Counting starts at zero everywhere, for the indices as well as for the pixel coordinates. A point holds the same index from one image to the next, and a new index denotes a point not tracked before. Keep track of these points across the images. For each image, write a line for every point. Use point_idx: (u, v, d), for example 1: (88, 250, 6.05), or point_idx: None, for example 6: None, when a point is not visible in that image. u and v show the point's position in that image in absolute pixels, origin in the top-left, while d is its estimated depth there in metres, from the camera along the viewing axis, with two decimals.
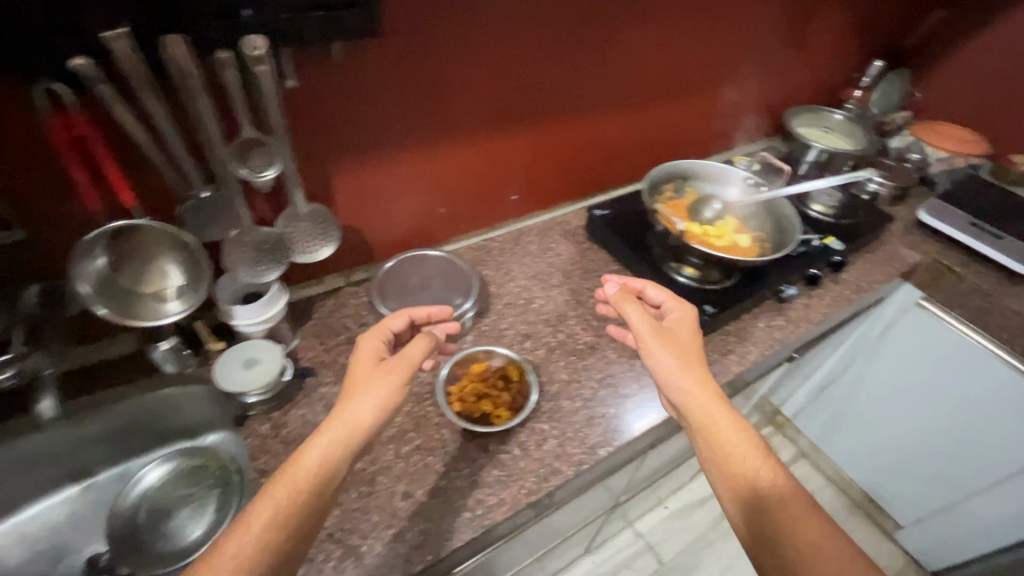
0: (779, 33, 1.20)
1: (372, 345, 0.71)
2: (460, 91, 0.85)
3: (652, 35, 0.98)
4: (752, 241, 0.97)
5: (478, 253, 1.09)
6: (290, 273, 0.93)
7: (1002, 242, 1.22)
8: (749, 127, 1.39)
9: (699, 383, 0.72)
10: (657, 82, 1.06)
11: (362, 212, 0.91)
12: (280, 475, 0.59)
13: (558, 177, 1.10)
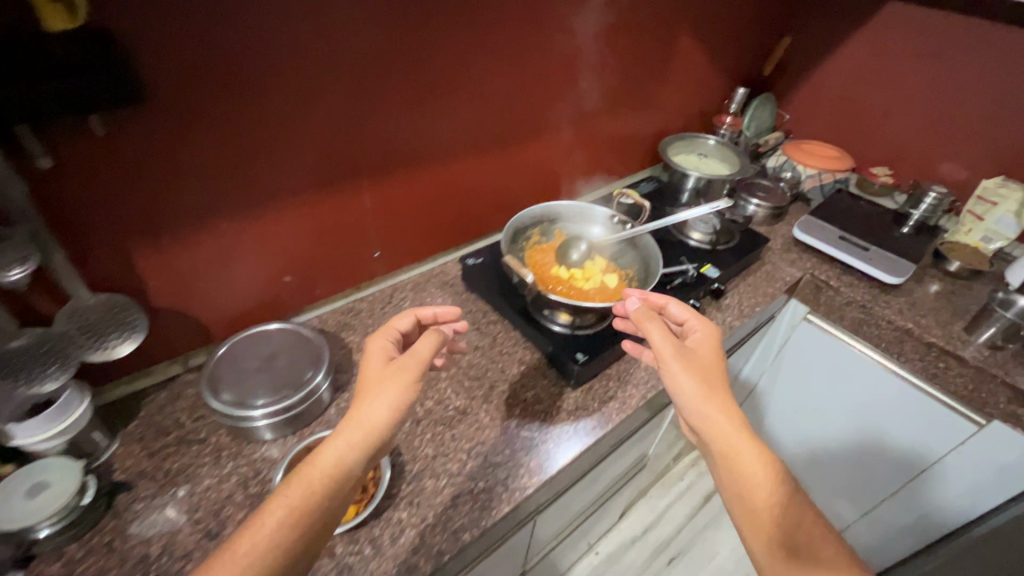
0: (640, 65, 1.21)
1: (379, 348, 0.74)
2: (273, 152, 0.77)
3: (481, 82, 0.94)
4: (621, 281, 0.95)
5: (344, 319, 1.01)
6: (106, 374, 0.80)
7: (879, 256, 1.26)
8: (632, 155, 1.41)
9: (718, 398, 0.72)
10: (507, 124, 1.04)
11: (202, 295, 0.82)
12: (302, 477, 0.61)
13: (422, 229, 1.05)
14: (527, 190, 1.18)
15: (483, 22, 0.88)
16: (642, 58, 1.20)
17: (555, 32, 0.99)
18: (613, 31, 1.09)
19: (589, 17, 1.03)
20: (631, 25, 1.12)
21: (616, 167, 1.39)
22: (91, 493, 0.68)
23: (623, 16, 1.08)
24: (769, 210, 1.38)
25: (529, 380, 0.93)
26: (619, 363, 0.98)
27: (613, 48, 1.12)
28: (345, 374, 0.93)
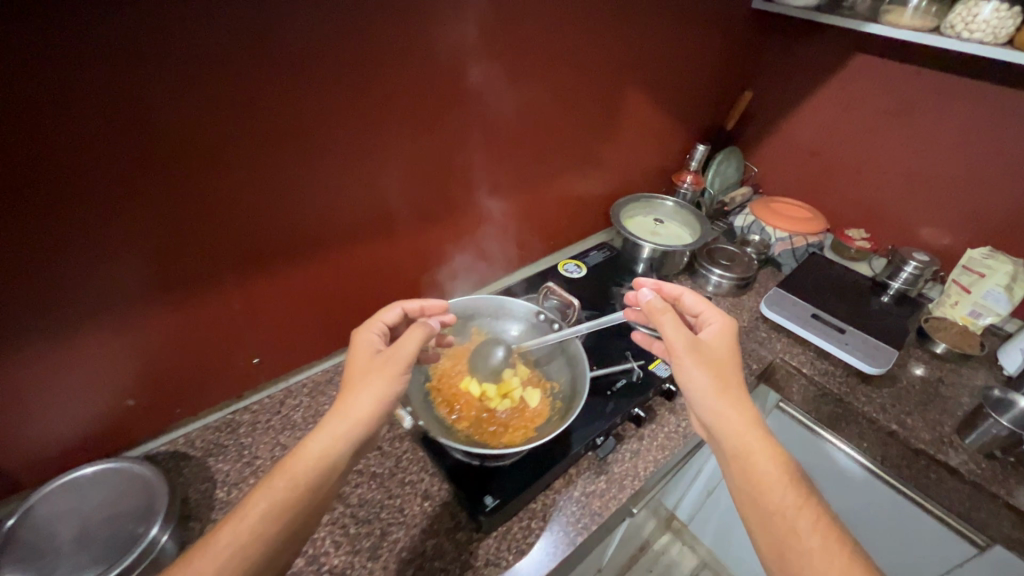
0: (577, 129, 1.09)
1: (366, 341, 0.68)
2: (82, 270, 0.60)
3: (374, 163, 0.80)
4: (544, 399, 0.78)
5: (213, 438, 0.84)
6: None
7: (855, 339, 1.11)
8: (578, 219, 1.27)
9: (731, 389, 0.68)
10: (415, 202, 0.90)
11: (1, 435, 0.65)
12: (288, 465, 0.57)
13: (314, 322, 0.90)
14: (445, 267, 1.05)
15: (372, 100, 0.74)
16: (578, 122, 1.08)
17: (465, 104, 0.86)
18: (539, 98, 0.97)
19: (509, 85, 0.91)
20: (561, 89, 0.99)
21: (561, 233, 1.25)
22: None
23: (550, 80, 0.96)
24: (734, 280, 1.25)
25: (432, 524, 0.76)
26: (546, 495, 0.81)
27: (540, 115, 1.00)
28: (200, 522, 0.74)
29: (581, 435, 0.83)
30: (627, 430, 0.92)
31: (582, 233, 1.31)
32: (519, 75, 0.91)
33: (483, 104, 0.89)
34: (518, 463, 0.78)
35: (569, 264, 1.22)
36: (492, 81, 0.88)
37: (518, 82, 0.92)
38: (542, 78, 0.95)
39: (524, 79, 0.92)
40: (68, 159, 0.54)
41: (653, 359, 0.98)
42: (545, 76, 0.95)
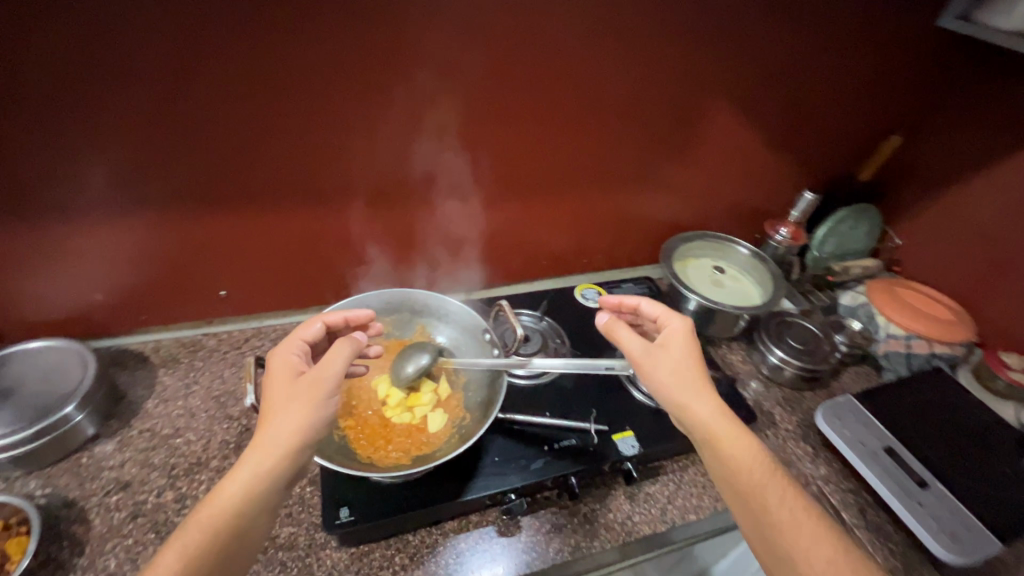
0: (622, 137, 0.91)
1: (282, 362, 0.58)
2: (45, 169, 0.66)
3: (347, 128, 0.75)
4: (447, 426, 0.68)
5: (173, 352, 0.89)
6: None
7: (936, 497, 0.79)
8: (618, 241, 1.09)
9: (692, 384, 0.61)
10: (399, 178, 0.83)
11: None
12: (200, 515, 0.48)
13: (284, 271, 0.90)
14: (438, 253, 0.97)
15: (341, 59, 0.69)
16: (625, 130, 0.90)
17: (464, 82, 0.76)
18: (568, 92, 0.82)
19: (526, 70, 0.78)
20: (601, 86, 0.83)
21: (592, 252, 1.09)
22: None
23: (586, 73, 0.81)
24: (797, 370, 0.96)
25: (297, 512, 0.71)
26: (429, 532, 0.71)
27: (570, 113, 0.85)
28: (118, 423, 0.79)
29: (487, 482, 0.70)
30: (559, 497, 0.76)
31: (622, 258, 1.13)
32: (542, 59, 0.77)
33: (489, 87, 0.78)
34: (399, 485, 0.69)
35: (591, 289, 1.07)
36: (502, 61, 0.75)
37: (539, 67, 0.78)
38: (573, 68, 0.80)
39: (548, 66, 0.78)
40: (54, 58, 0.59)
41: (624, 428, 0.79)
42: (578, 68, 0.80)
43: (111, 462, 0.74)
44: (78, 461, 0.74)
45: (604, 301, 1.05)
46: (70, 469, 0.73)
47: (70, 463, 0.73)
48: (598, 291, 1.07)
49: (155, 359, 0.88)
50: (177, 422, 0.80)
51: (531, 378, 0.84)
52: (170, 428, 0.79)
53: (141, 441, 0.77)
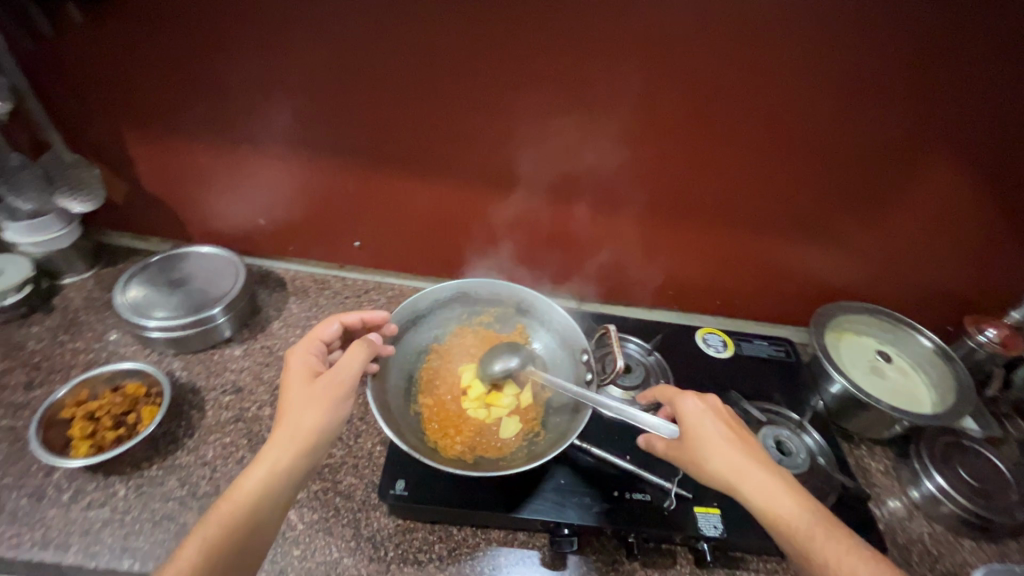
0: (795, 178, 0.78)
1: (298, 361, 0.58)
2: (247, 103, 0.77)
3: (495, 112, 0.75)
4: (518, 436, 0.65)
5: (306, 283, 0.99)
6: (109, 223, 0.94)
7: None
8: (762, 291, 0.96)
9: (732, 458, 0.53)
10: (536, 169, 0.82)
11: (183, 198, 0.89)
12: (220, 511, 0.48)
13: (413, 234, 0.94)
14: (558, 253, 0.94)
15: (514, 44, 0.68)
16: (801, 170, 0.77)
17: (625, 85, 0.70)
18: (741, 116, 0.72)
19: (697, 83, 0.69)
20: (784, 115, 0.71)
21: (727, 295, 0.97)
22: (19, 296, 0.83)
23: (768, 98, 0.70)
24: (960, 512, 0.76)
25: (363, 465, 0.74)
26: (474, 533, 0.69)
27: (737, 139, 0.74)
28: (248, 333, 0.89)
29: (543, 509, 0.66)
30: (616, 549, 0.69)
31: (762, 310, 0.99)
32: (719, 74, 0.68)
33: (651, 95, 0.71)
34: (456, 478, 0.67)
35: (715, 335, 0.94)
36: (672, 68, 0.68)
37: (713, 83, 0.69)
38: (753, 90, 0.69)
39: (725, 83, 0.69)
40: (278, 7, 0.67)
41: (712, 502, 0.69)
42: (760, 91, 0.69)
43: (234, 364, 0.84)
44: (212, 355, 0.85)
45: (727, 352, 0.92)
46: (204, 360, 0.84)
47: (206, 354, 0.85)
48: (723, 339, 0.94)
49: (291, 286, 0.97)
50: (292, 347, 0.88)
51: (620, 413, 0.77)
52: (284, 350, 0.87)
53: (261, 355, 0.86)
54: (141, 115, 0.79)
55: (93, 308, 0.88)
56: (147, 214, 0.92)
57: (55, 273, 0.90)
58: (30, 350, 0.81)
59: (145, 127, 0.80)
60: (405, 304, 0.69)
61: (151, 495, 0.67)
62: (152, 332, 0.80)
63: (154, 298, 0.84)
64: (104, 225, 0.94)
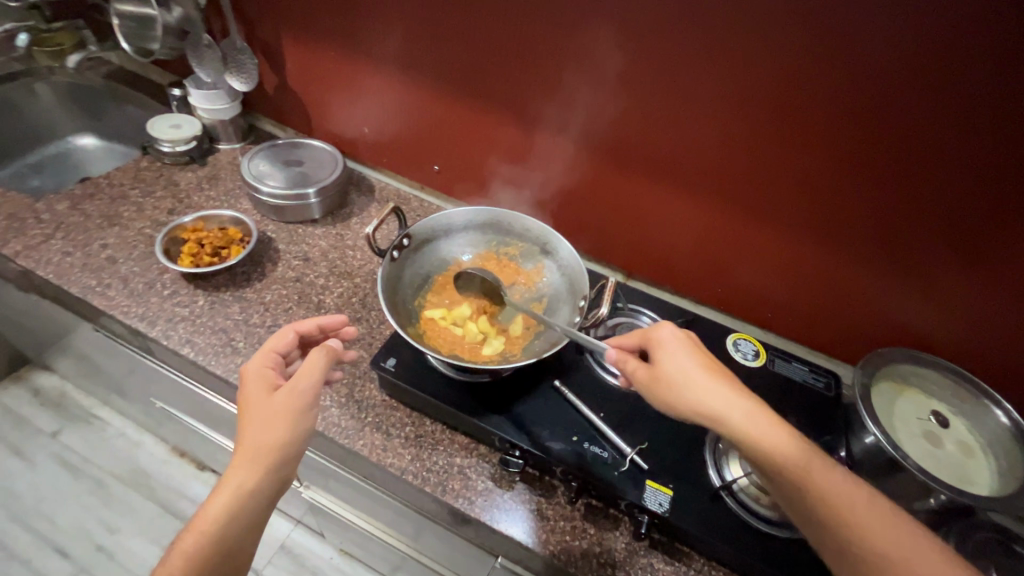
0: (870, 179, 0.73)
1: (258, 376, 0.64)
2: (375, 19, 0.91)
3: (574, 57, 0.82)
4: (496, 351, 0.72)
5: (388, 193, 1.12)
6: (261, 110, 1.16)
7: None
8: (818, 310, 0.88)
9: (714, 390, 0.58)
10: (604, 122, 0.86)
11: (313, 97, 1.07)
12: (191, 537, 0.55)
13: (485, 170, 1.02)
14: (612, 216, 0.97)
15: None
16: (878, 171, 0.72)
17: (699, 46, 0.73)
18: (815, 97, 0.70)
19: (774, 53, 0.69)
20: (865, 103, 0.68)
21: (778, 305, 0.91)
22: (184, 148, 1.08)
23: (849, 80, 0.67)
24: None
25: (374, 345, 0.84)
26: (442, 431, 0.76)
27: (809, 122, 0.72)
28: (331, 220, 1.05)
29: (503, 427, 0.71)
30: (562, 494, 0.72)
31: (815, 335, 0.91)
32: (797, 46, 0.67)
33: (724, 61, 0.72)
34: (438, 373, 0.75)
35: (750, 342, 0.89)
36: (748, 33, 0.69)
37: (790, 56, 0.68)
38: (833, 69, 0.67)
39: (802, 58, 0.68)
40: None
41: (667, 483, 0.67)
42: (839, 72, 0.67)
43: (311, 240, 1.00)
44: (298, 227, 1.03)
45: (755, 362, 0.86)
46: (292, 229, 1.02)
47: (295, 225, 1.03)
48: (757, 348, 0.88)
49: (376, 193, 1.12)
50: (358, 240, 1.02)
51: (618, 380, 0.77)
52: (352, 241, 1.01)
53: (333, 238, 1.01)
54: (298, 19, 0.97)
55: (230, 169, 1.11)
56: (287, 106, 1.12)
57: (214, 138, 1.14)
58: (181, 189, 1.05)
59: (298, 29, 0.98)
60: (441, 213, 0.78)
61: (220, 310, 0.85)
62: (263, 195, 0.99)
63: (270, 171, 1.03)
64: (257, 111, 1.17)
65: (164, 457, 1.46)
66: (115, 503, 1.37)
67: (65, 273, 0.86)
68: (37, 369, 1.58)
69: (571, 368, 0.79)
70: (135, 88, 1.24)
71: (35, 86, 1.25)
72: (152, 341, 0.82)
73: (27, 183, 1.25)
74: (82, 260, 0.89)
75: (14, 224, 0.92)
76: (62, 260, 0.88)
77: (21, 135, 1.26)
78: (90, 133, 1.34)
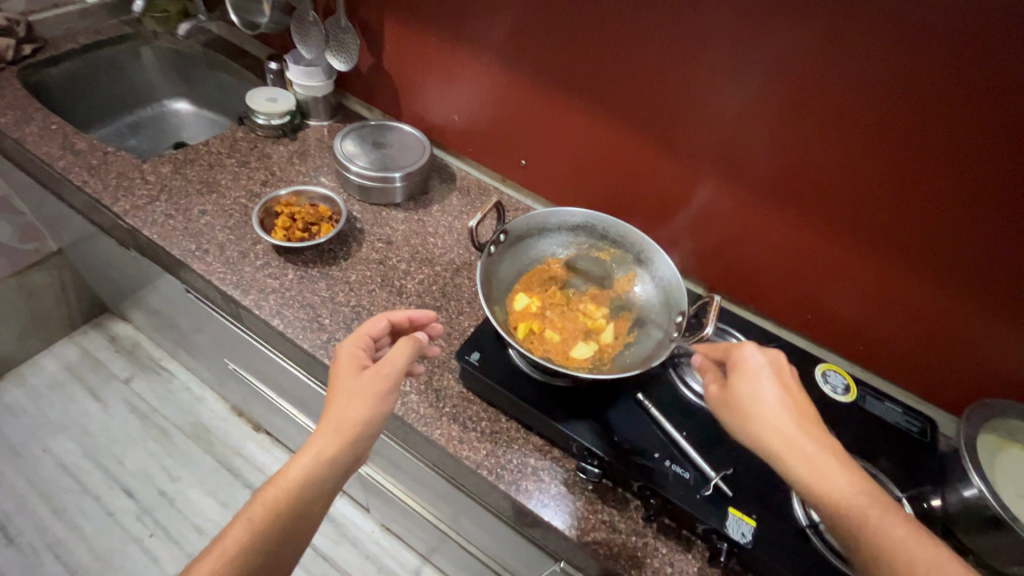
0: (1002, 216, 0.67)
1: (349, 355, 0.66)
2: (483, 9, 0.91)
3: (687, 62, 0.79)
4: (585, 359, 0.71)
5: (470, 183, 1.12)
6: (352, 90, 1.18)
7: None
8: (914, 348, 0.83)
9: (786, 422, 0.54)
10: (708, 133, 0.83)
11: (408, 81, 1.08)
12: (269, 492, 0.57)
13: (574, 169, 1.01)
14: (699, 227, 0.94)
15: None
16: (1015, 210, 0.66)
17: (830, 61, 0.69)
18: (956, 125, 0.65)
19: (916, 74, 0.64)
20: (1014, 135, 0.62)
21: (869, 337, 0.87)
22: (279, 122, 1.11)
23: (999, 109, 0.62)
24: None
25: (453, 335, 0.85)
26: (517, 430, 0.76)
27: (941, 149, 0.67)
28: (414, 205, 1.06)
29: (582, 434, 0.70)
30: (635, 508, 0.70)
31: (909, 374, 0.86)
32: (946, 68, 0.63)
33: (858, 78, 0.68)
34: (520, 372, 0.75)
35: (839, 375, 0.85)
36: (887, 48, 0.65)
37: (935, 78, 0.64)
38: (982, 96, 0.62)
39: (948, 82, 0.63)
40: None
41: (750, 513, 0.65)
42: (991, 100, 0.62)
43: (394, 224, 1.02)
44: (382, 210, 1.04)
45: (844, 398, 0.83)
46: (376, 211, 1.03)
47: (379, 207, 1.04)
48: (847, 382, 0.85)
49: (458, 182, 1.12)
50: (439, 227, 1.02)
51: (700, 400, 0.75)
52: (434, 228, 1.02)
53: (415, 224, 1.02)
54: (405, 3, 0.98)
55: (319, 146, 1.13)
56: (379, 88, 1.13)
57: (305, 114, 1.17)
58: (273, 162, 1.07)
59: (403, 13, 0.99)
60: (539, 212, 0.77)
61: (309, 285, 0.88)
62: (351, 174, 1.01)
63: (359, 151, 1.04)
64: (348, 91, 1.19)
65: (223, 415, 1.53)
66: (177, 453, 1.44)
67: (169, 235, 0.90)
68: (114, 318, 1.68)
69: (653, 381, 0.77)
70: (233, 59, 1.28)
71: (142, 51, 1.30)
72: (245, 308, 0.85)
73: (127, 142, 1.31)
74: (184, 223, 0.93)
75: (122, 183, 0.96)
76: (167, 222, 0.92)
77: (124, 95, 1.32)
78: (186, 99, 1.39)
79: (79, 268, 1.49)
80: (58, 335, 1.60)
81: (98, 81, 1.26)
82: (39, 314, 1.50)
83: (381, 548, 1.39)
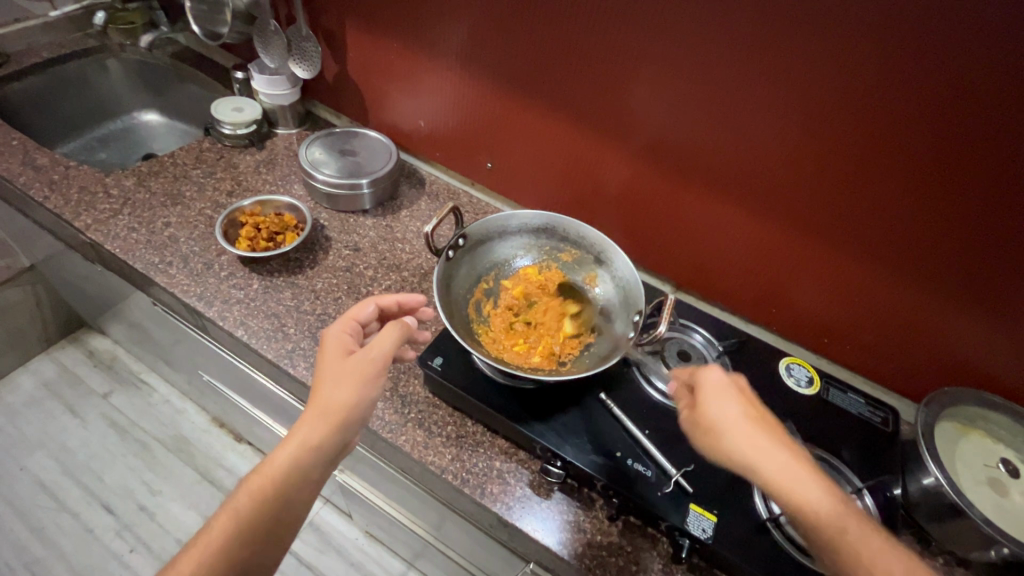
0: (945, 201, 0.68)
1: (335, 339, 0.63)
2: (442, 14, 0.91)
3: (642, 64, 0.79)
4: (547, 357, 0.72)
5: (440, 187, 1.13)
6: (319, 97, 1.18)
7: None
8: (876, 338, 0.84)
9: (759, 442, 0.54)
10: (667, 133, 0.83)
11: (373, 87, 1.08)
12: (255, 479, 0.55)
13: (540, 170, 1.01)
14: (662, 223, 0.94)
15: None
16: (962, 200, 0.67)
17: (773, 59, 0.69)
18: (905, 118, 0.65)
19: (858, 70, 0.65)
20: (955, 126, 0.63)
21: (831, 328, 0.88)
22: (245, 131, 1.10)
23: (949, 104, 0.62)
24: None
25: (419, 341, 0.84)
26: (483, 433, 0.76)
27: (884, 139, 0.68)
28: (382, 211, 1.06)
29: (546, 436, 0.70)
30: (601, 507, 0.71)
31: (873, 364, 0.87)
32: (895, 64, 0.63)
33: (807, 77, 0.69)
34: (482, 375, 0.75)
35: (803, 368, 0.87)
36: (827, 42, 0.65)
37: (885, 76, 0.64)
38: (919, 87, 0.63)
39: (889, 79, 0.64)
40: None
41: (712, 509, 0.66)
42: (941, 97, 0.62)
43: (361, 230, 1.01)
44: (350, 216, 1.04)
45: (807, 390, 0.84)
46: (343, 218, 1.03)
47: (347, 214, 1.04)
48: (811, 375, 0.87)
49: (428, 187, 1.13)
50: (406, 233, 1.02)
51: (666, 399, 0.76)
52: (403, 233, 1.01)
53: (383, 230, 1.02)
54: (366, 10, 0.98)
55: (287, 154, 1.13)
56: (346, 95, 1.13)
57: (273, 122, 1.16)
58: (240, 172, 1.07)
59: (363, 20, 0.99)
60: (499, 215, 0.79)
61: (275, 295, 0.88)
62: (318, 182, 1.00)
63: (326, 159, 1.03)
64: (313, 98, 1.20)
65: (204, 426, 1.52)
66: (157, 466, 1.43)
67: (133, 249, 0.90)
68: (93, 332, 1.67)
69: (616, 381, 0.78)
70: (200, 68, 1.28)
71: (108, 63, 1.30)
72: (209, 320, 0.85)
73: (96, 154, 1.30)
74: (149, 236, 0.92)
75: (85, 198, 0.96)
76: (131, 235, 0.92)
77: (92, 108, 1.31)
78: (156, 110, 1.39)
79: (52, 283, 1.48)
80: (36, 350, 1.59)
81: (63, 94, 1.25)
82: (13, 330, 1.49)
83: (366, 556, 1.39)
